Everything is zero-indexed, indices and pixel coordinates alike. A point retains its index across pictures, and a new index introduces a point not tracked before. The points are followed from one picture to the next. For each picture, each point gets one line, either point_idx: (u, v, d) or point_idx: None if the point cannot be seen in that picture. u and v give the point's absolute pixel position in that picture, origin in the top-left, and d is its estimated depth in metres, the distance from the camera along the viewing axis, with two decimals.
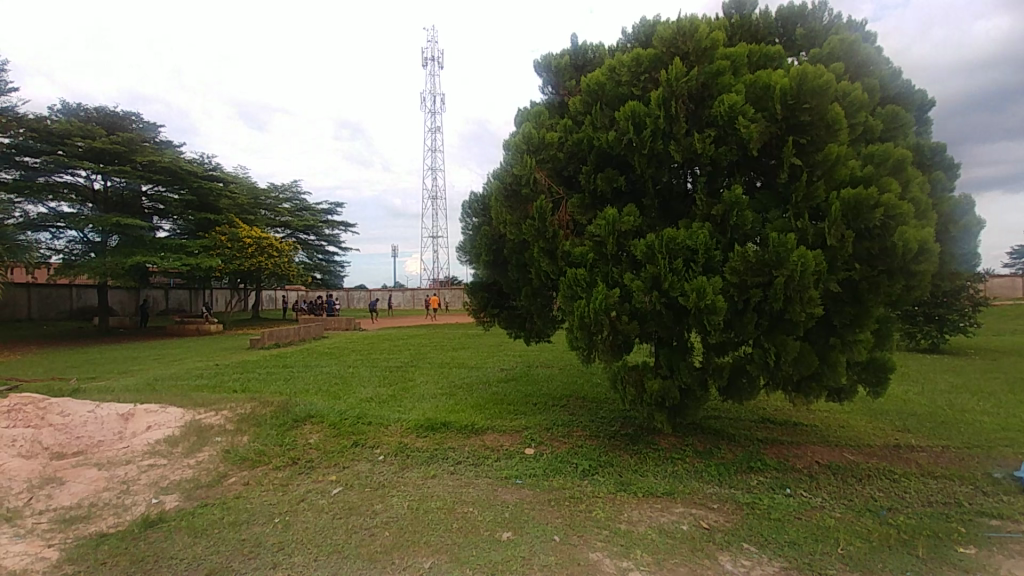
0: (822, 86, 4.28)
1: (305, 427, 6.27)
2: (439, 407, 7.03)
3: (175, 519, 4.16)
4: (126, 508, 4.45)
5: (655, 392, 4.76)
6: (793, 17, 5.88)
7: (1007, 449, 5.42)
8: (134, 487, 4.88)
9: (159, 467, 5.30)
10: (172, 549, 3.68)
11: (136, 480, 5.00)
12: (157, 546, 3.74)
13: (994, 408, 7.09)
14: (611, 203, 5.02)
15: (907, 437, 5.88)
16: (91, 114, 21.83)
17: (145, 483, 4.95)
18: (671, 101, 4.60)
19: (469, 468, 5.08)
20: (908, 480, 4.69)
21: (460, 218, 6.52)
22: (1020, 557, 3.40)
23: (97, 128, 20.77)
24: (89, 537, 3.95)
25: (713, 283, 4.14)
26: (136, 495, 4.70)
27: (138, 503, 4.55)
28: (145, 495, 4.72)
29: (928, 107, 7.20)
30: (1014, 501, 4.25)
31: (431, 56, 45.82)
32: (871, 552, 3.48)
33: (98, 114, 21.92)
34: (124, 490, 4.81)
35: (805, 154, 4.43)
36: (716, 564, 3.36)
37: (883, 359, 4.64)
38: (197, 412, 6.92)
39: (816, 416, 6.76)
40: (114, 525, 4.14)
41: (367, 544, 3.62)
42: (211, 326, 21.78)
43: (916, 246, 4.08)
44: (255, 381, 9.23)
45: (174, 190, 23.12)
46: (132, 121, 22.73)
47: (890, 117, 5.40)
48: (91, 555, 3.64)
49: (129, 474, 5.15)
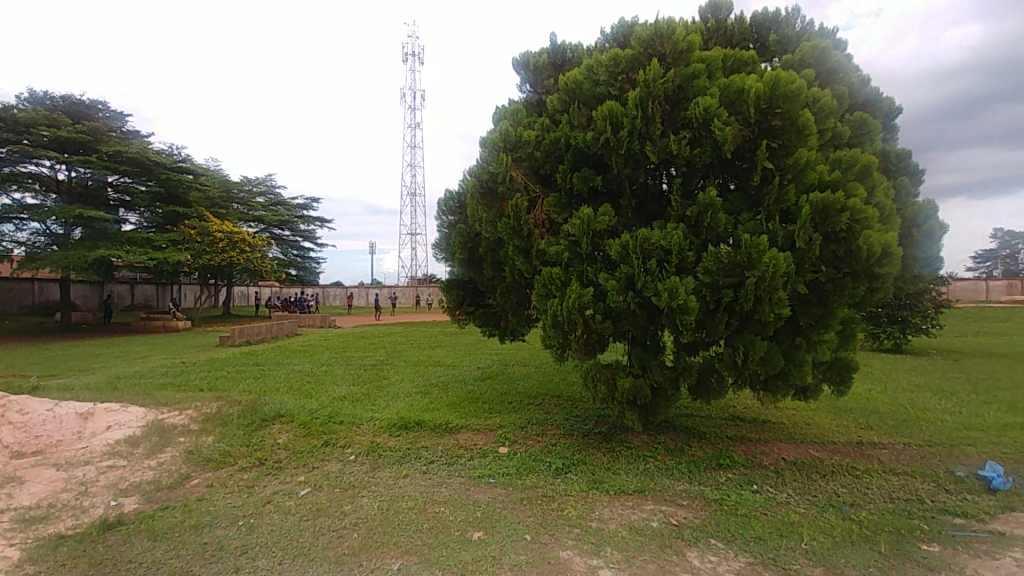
0: (793, 91, 4.38)
1: (274, 426, 6.10)
2: (412, 406, 6.96)
3: (135, 522, 4.01)
4: (85, 509, 4.27)
5: (627, 391, 4.79)
6: (767, 23, 5.99)
7: (969, 448, 5.61)
8: (93, 488, 4.68)
9: (118, 468, 5.09)
10: (131, 553, 3.54)
11: (95, 482, 4.80)
12: (116, 549, 3.60)
13: (955, 408, 7.36)
14: (588, 202, 5.00)
15: (869, 434, 6.09)
16: (56, 103, 20.98)
17: (104, 484, 4.75)
18: (648, 102, 4.66)
19: (442, 467, 5.04)
20: (871, 477, 4.85)
21: (436, 215, 6.46)
22: (982, 554, 3.50)
23: (62, 116, 19.94)
24: (48, 538, 3.79)
25: (685, 283, 4.20)
26: (95, 497, 4.52)
27: (97, 504, 4.37)
28: (105, 496, 4.54)
29: (894, 114, 7.43)
30: (976, 499, 4.39)
31: (411, 51, 45.63)
32: (833, 547, 3.59)
33: (64, 102, 21.07)
34: (83, 491, 4.62)
35: (777, 158, 4.51)
36: (685, 561, 3.40)
37: (847, 359, 4.78)
38: (161, 411, 6.68)
39: (783, 414, 6.93)
40: (72, 526, 3.98)
41: (335, 546, 3.55)
42: (179, 322, 21.07)
43: (879, 249, 4.21)
44: (223, 379, 8.99)
45: (142, 181, 22.36)
46: (99, 110, 21.85)
47: (858, 124, 5.56)
48: (52, 556, 3.51)
49: (88, 475, 4.95)
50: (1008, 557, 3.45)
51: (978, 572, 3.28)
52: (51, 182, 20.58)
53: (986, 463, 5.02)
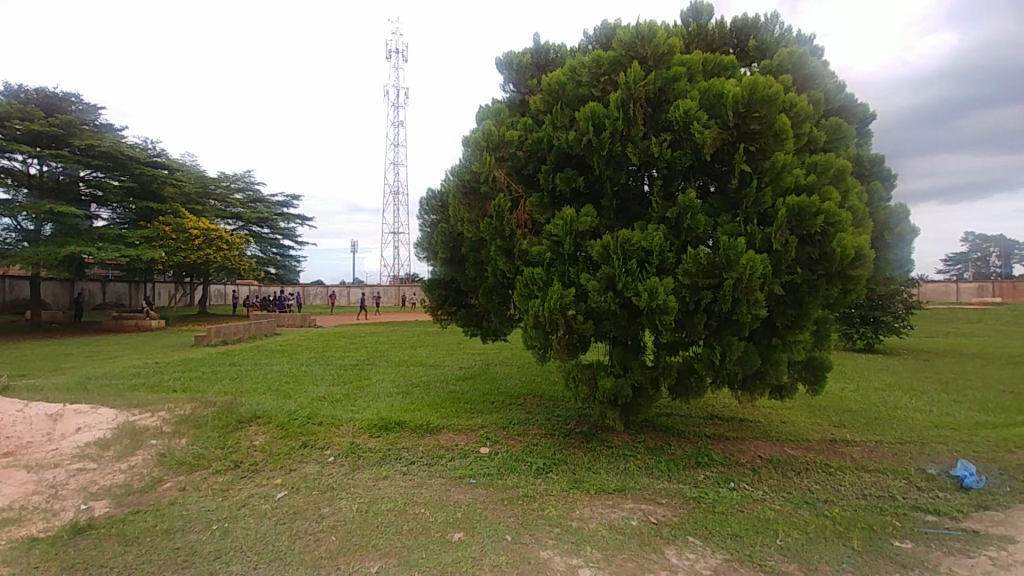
0: (770, 97, 4.47)
1: (251, 428, 5.98)
2: (394, 406, 6.89)
3: (106, 525, 3.90)
4: (55, 513, 4.14)
5: (608, 391, 4.82)
6: (747, 29, 6.10)
7: (939, 446, 5.79)
8: (64, 491, 4.55)
9: (89, 471, 4.94)
10: (102, 557, 3.45)
11: (65, 485, 4.67)
12: (86, 554, 3.49)
13: (926, 406, 7.59)
14: (570, 202, 5.02)
15: (843, 432, 6.25)
16: (31, 96, 20.30)
17: (75, 488, 4.62)
18: (630, 103, 4.70)
19: (423, 468, 5.00)
20: (844, 474, 4.97)
21: (418, 214, 6.41)
22: (951, 550, 3.60)
23: (35, 109, 19.38)
24: (18, 541, 3.68)
25: (665, 284, 4.25)
26: (65, 500, 4.39)
27: (67, 507, 4.25)
28: (75, 499, 4.41)
29: (868, 120, 7.63)
30: (948, 497, 4.51)
31: (395, 48, 45.27)
32: (807, 544, 3.66)
33: (38, 94, 20.38)
34: (53, 494, 4.49)
35: (754, 161, 4.59)
36: (663, 558, 3.44)
37: (821, 359, 4.89)
38: (133, 413, 6.48)
39: (760, 412, 7.07)
40: (44, 529, 3.87)
41: (312, 550, 3.50)
42: (152, 322, 20.48)
43: (852, 252, 4.32)
44: (198, 380, 8.78)
45: (115, 176, 21.68)
46: (72, 102, 20.94)
47: (832, 129, 5.70)
48: (23, 559, 3.43)
49: (58, 478, 4.80)
50: (981, 555, 3.53)
51: (948, 568, 3.38)
52: (23, 177, 19.98)
53: (956, 460, 5.18)
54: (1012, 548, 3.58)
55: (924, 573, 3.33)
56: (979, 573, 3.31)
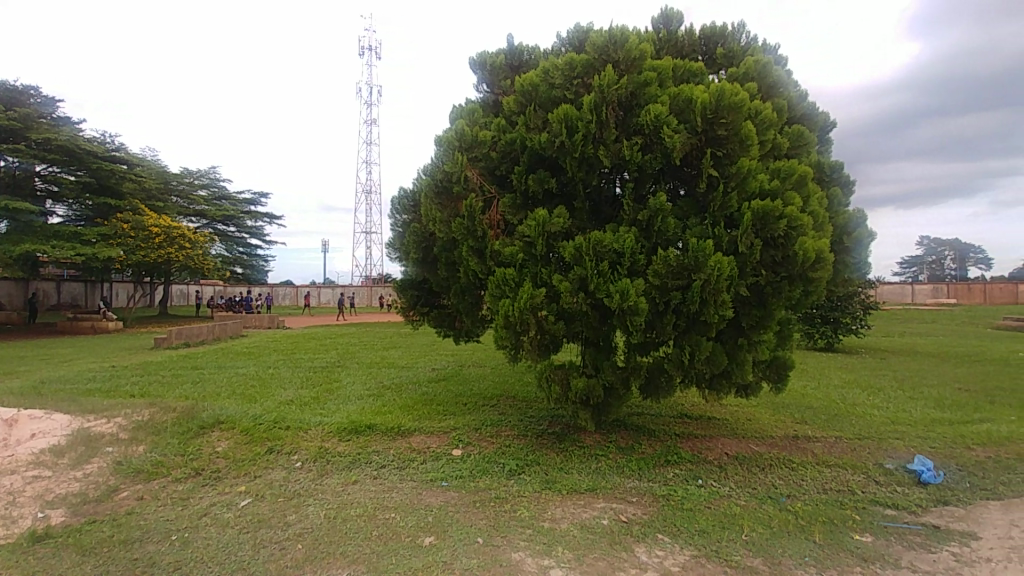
0: (737, 104, 4.59)
1: (212, 434, 5.76)
2: (364, 409, 6.78)
3: (64, 534, 3.79)
4: (13, 520, 4.10)
5: (580, 391, 4.86)
6: (715, 37, 6.25)
7: (896, 441, 6.06)
8: (19, 499, 4.42)
9: (44, 479, 4.71)
10: (59, 568, 3.36)
11: (21, 492, 4.53)
12: (43, 564, 3.41)
13: (883, 403, 7.96)
14: (543, 203, 5.03)
15: (805, 428, 6.48)
16: None
17: (30, 495, 4.47)
18: (602, 107, 4.75)
19: (394, 472, 4.92)
20: (805, 469, 5.16)
21: (390, 214, 6.32)
22: (910, 544, 3.75)
23: None
24: None
25: (635, 285, 4.31)
26: (23, 507, 4.30)
27: (24, 515, 4.18)
28: (32, 507, 4.31)
29: (829, 127, 7.94)
30: (906, 491, 4.72)
31: (368, 46, 44.65)
32: (771, 538, 3.77)
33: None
34: (8, 503, 4.36)
35: (721, 166, 4.70)
36: (633, 556, 3.48)
37: (785, 358, 5.05)
38: (90, 418, 6.18)
39: (727, 410, 7.27)
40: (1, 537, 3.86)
41: (277, 559, 3.40)
42: (109, 323, 19.53)
43: (814, 255, 4.47)
44: (158, 384, 8.40)
45: (71, 171, 20.83)
46: (30, 95, 19.88)
47: (795, 136, 5.91)
48: None
49: (12, 486, 4.60)
50: (944, 550, 3.68)
51: (906, 562, 3.52)
52: None
53: (912, 455, 5.43)
54: (973, 544, 3.74)
55: (883, 566, 3.46)
56: (940, 568, 3.45)
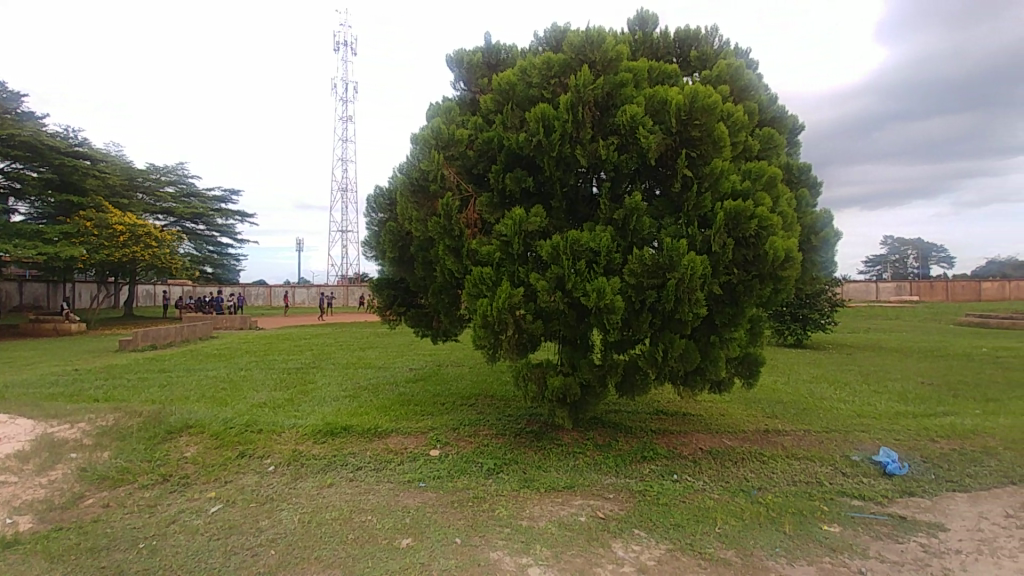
0: (709, 106, 4.67)
1: (181, 439, 5.58)
2: (340, 411, 6.67)
3: (31, 542, 3.64)
4: None
5: (557, 389, 4.89)
6: (689, 40, 6.36)
7: (861, 434, 6.29)
8: None
9: (7, 486, 4.48)
10: None
11: None
12: (9, 571, 3.28)
13: (848, 397, 8.25)
14: (520, 202, 5.04)
15: (775, 422, 6.67)
16: None
17: None
18: (579, 106, 4.79)
19: (371, 474, 4.86)
20: (776, 462, 5.31)
21: (365, 212, 6.23)
22: (876, 534, 3.90)
23: None
24: None
25: (612, 284, 4.35)
26: None
27: None
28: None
29: (797, 130, 8.17)
30: (872, 483, 4.90)
31: (343, 41, 43.98)
32: (743, 531, 3.87)
33: None
34: None
35: (695, 166, 4.79)
36: (610, 552, 3.52)
37: (756, 355, 5.18)
38: (52, 423, 5.93)
39: (700, 406, 7.43)
40: None
41: (250, 565, 3.32)
42: (71, 325, 18.71)
43: (783, 254, 4.58)
44: (124, 388, 8.09)
45: (33, 167, 20.06)
46: None
47: (765, 139, 6.07)
48: None
49: None
50: (911, 541, 3.83)
51: (872, 551, 3.65)
52: None
53: (877, 447, 5.64)
54: (940, 535, 3.91)
55: (850, 555, 3.59)
56: (906, 558, 3.59)
